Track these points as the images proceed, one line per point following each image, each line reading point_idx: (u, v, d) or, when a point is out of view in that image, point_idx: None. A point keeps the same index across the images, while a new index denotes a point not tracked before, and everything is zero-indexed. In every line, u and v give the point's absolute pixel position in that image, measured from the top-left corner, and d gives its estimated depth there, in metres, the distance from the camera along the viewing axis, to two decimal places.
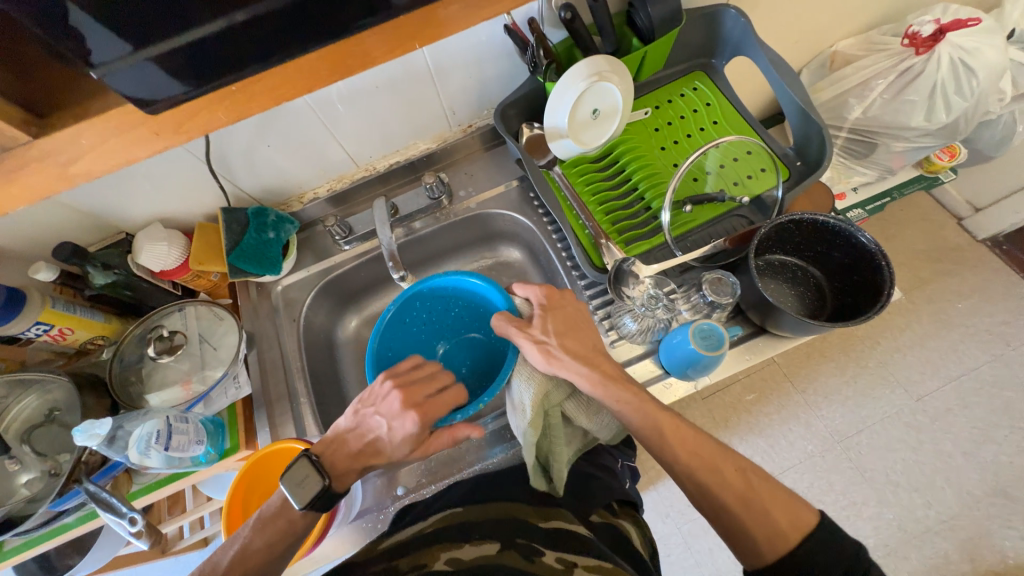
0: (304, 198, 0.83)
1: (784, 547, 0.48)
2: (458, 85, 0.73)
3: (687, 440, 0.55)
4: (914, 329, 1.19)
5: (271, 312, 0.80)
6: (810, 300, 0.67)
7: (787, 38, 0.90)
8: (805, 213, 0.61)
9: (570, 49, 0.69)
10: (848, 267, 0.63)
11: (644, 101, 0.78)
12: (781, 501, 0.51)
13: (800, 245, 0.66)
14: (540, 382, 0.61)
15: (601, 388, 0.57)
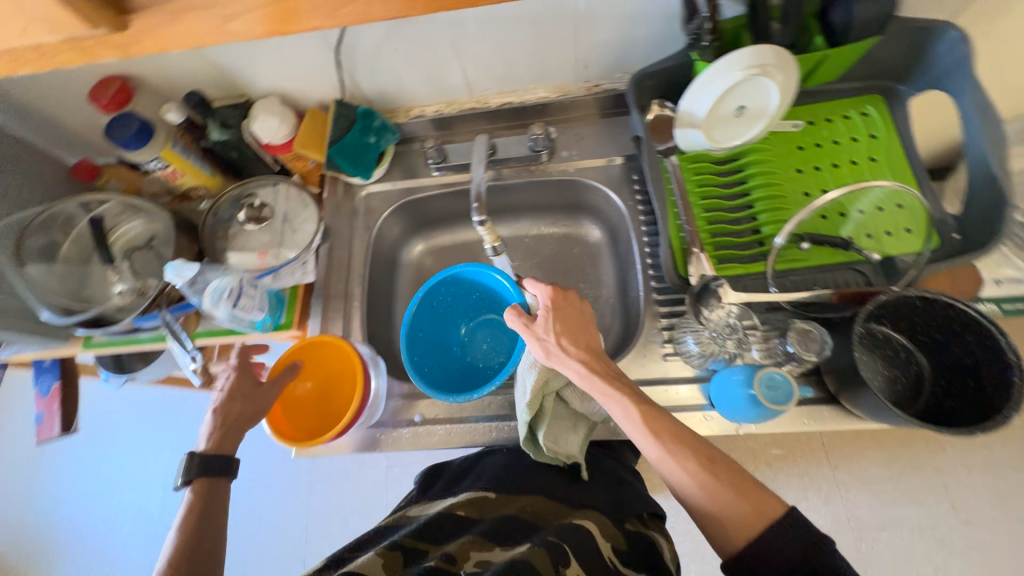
0: (410, 112, 0.82)
1: (750, 536, 0.46)
2: (601, 37, 0.67)
3: (657, 421, 0.52)
4: (995, 452, 1.05)
5: (350, 214, 0.83)
6: (902, 389, 0.58)
7: (1002, 86, 0.74)
8: (943, 295, 0.52)
9: (740, 30, 0.61)
10: (965, 369, 0.55)
11: (798, 112, 0.68)
12: (752, 491, 0.48)
13: (919, 326, 0.57)
14: (541, 367, 0.64)
15: (593, 383, 0.56)
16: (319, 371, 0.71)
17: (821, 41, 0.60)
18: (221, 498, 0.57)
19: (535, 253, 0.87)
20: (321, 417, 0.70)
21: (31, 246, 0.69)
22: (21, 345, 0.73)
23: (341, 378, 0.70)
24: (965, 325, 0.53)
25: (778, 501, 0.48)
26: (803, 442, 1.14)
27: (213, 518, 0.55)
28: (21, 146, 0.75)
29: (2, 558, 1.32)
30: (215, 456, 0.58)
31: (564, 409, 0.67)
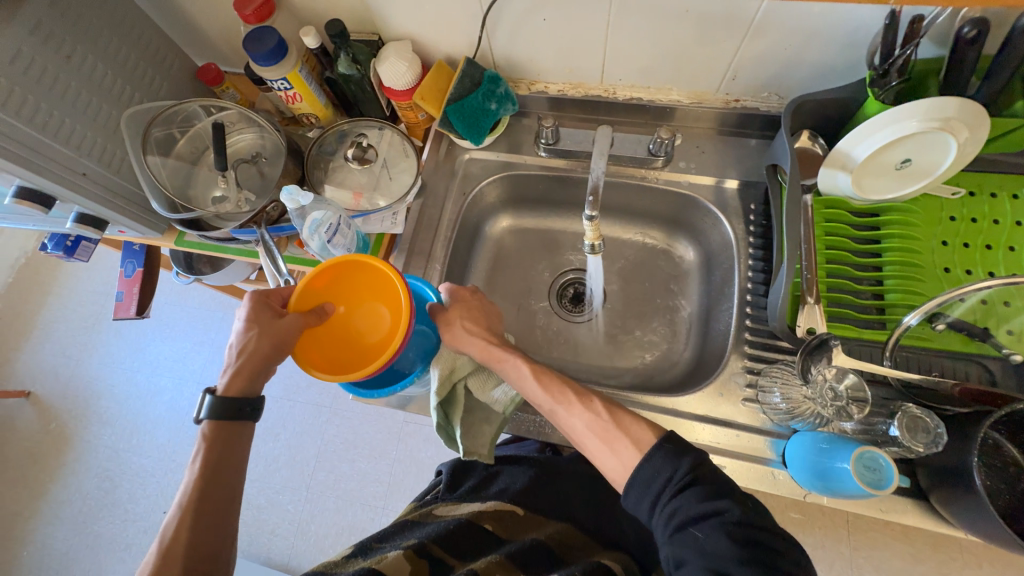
0: (533, 86, 0.79)
1: (630, 462, 0.49)
2: (765, 49, 0.62)
3: (542, 371, 0.58)
4: None
5: (448, 175, 0.82)
6: (1004, 502, 0.52)
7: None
8: None
9: (931, 74, 0.55)
10: None
11: (960, 178, 0.62)
12: (630, 426, 0.52)
13: None
14: (445, 358, 0.63)
15: (492, 355, 0.59)
16: (350, 298, 0.61)
17: (1021, 108, 0.53)
18: (239, 442, 0.57)
19: (618, 257, 0.84)
20: (345, 353, 0.59)
21: (152, 136, 0.71)
22: (124, 227, 0.76)
23: (379, 307, 0.60)
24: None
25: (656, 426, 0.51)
26: (825, 513, 1.09)
27: (230, 463, 0.55)
28: (161, 37, 0.77)
29: (49, 407, 1.44)
30: (237, 398, 0.56)
31: (473, 403, 0.65)
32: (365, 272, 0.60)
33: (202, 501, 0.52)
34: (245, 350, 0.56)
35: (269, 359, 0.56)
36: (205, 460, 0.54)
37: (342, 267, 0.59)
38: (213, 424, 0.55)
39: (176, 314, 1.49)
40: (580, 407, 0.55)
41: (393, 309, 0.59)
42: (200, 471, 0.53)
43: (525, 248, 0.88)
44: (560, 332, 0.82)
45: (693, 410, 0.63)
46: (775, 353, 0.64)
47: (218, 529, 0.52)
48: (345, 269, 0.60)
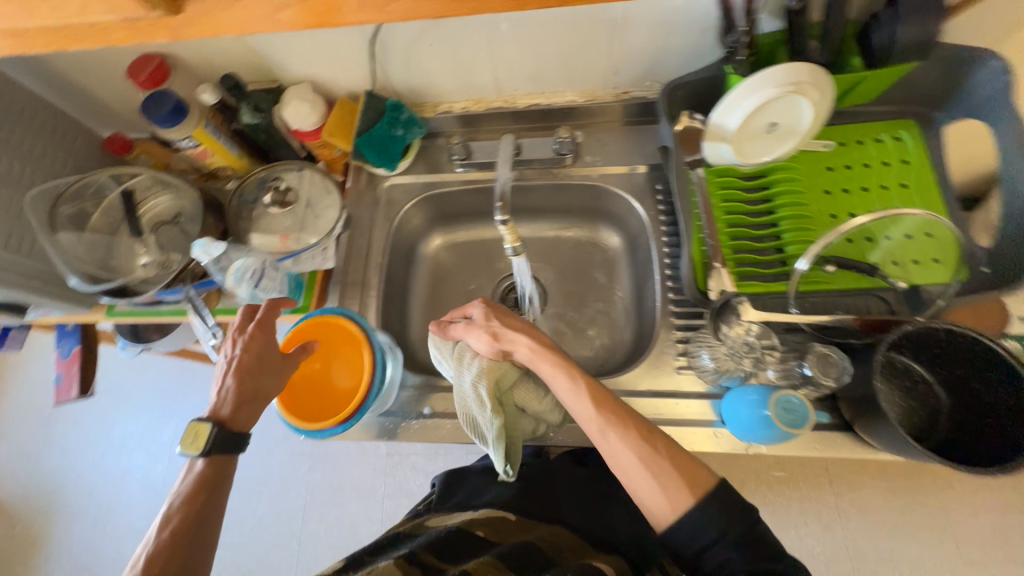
0: (438, 108, 0.82)
1: (682, 506, 0.49)
2: (635, 43, 0.67)
3: (601, 393, 0.57)
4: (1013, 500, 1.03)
5: (372, 204, 0.83)
6: (915, 421, 0.58)
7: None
8: (970, 330, 0.51)
9: (777, 45, 0.60)
10: (987, 406, 0.54)
11: (830, 132, 0.68)
12: (681, 464, 0.52)
13: (939, 360, 0.57)
14: (491, 373, 0.64)
15: (543, 357, 0.61)
16: (325, 356, 0.69)
17: (860, 62, 0.59)
18: (225, 485, 0.57)
19: (552, 256, 0.87)
20: (313, 401, 0.66)
21: (61, 213, 0.71)
22: (47, 309, 0.75)
23: (343, 363, 0.68)
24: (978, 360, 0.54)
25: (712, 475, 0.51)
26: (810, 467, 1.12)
27: (214, 506, 0.55)
28: (60, 115, 0.77)
29: (9, 511, 1.36)
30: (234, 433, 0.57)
31: (518, 416, 0.66)
32: (335, 333, 0.69)
33: (188, 539, 0.52)
34: (242, 390, 0.59)
35: (259, 392, 0.60)
36: (193, 498, 0.54)
37: (327, 326, 0.69)
38: (209, 463, 0.56)
39: (134, 390, 1.44)
40: (640, 437, 0.54)
41: (357, 367, 0.67)
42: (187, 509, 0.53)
43: (463, 261, 0.90)
44: None
45: (635, 386, 0.66)
46: (699, 319, 0.68)
47: (196, 562, 0.52)
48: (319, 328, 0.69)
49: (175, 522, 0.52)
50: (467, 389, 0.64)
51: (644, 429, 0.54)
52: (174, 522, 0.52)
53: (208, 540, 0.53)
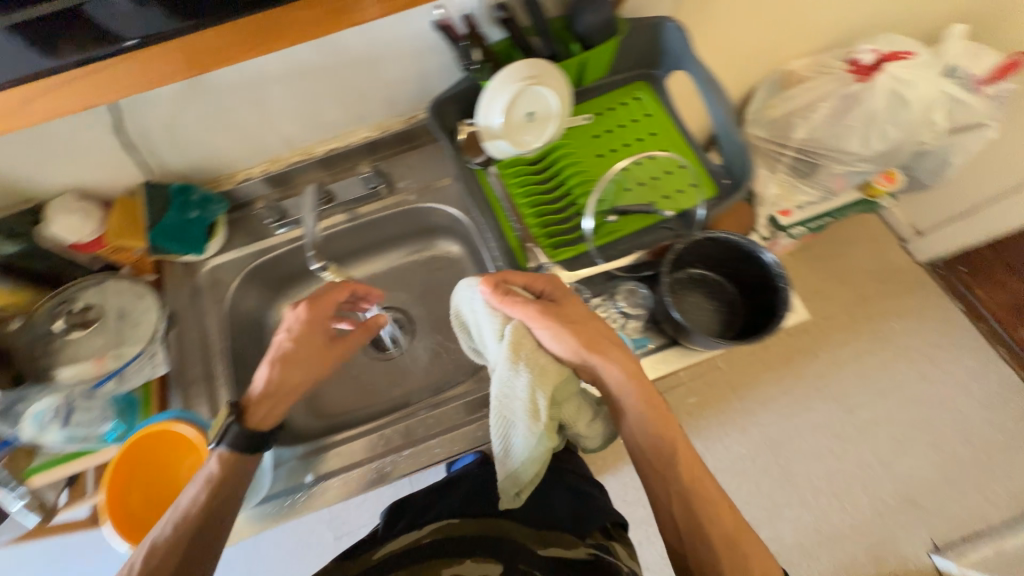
0: (236, 177, 0.81)
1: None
2: (394, 73, 0.72)
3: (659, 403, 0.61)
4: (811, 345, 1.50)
5: (195, 292, 0.77)
6: (720, 316, 0.72)
7: (726, 50, 0.95)
8: (717, 233, 0.66)
9: (509, 49, 0.68)
10: (757, 284, 0.70)
11: (586, 107, 0.79)
12: (721, 504, 0.57)
13: (716, 263, 0.72)
14: (552, 378, 0.58)
15: (638, 387, 0.60)
16: (167, 471, 0.64)
17: (576, 46, 0.70)
18: (243, 479, 0.59)
19: (408, 282, 0.89)
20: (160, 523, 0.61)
21: None
22: None
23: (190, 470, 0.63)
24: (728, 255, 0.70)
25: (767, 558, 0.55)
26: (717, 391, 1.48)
27: (234, 499, 0.58)
28: None
29: None
30: (256, 433, 0.59)
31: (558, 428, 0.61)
32: (173, 441, 0.64)
33: (191, 545, 0.54)
34: (274, 382, 0.61)
35: (287, 394, 0.62)
36: (211, 493, 0.56)
37: (155, 434, 0.64)
38: (227, 457, 0.58)
39: None
40: (692, 470, 0.59)
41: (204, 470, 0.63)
42: (207, 502, 0.56)
43: None
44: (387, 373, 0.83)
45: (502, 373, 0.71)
46: None
47: (206, 549, 0.55)
48: (151, 444, 0.63)
49: (189, 520, 0.55)
50: (519, 396, 0.57)
51: (698, 464, 0.59)
52: (184, 522, 0.54)
53: (214, 544, 0.56)
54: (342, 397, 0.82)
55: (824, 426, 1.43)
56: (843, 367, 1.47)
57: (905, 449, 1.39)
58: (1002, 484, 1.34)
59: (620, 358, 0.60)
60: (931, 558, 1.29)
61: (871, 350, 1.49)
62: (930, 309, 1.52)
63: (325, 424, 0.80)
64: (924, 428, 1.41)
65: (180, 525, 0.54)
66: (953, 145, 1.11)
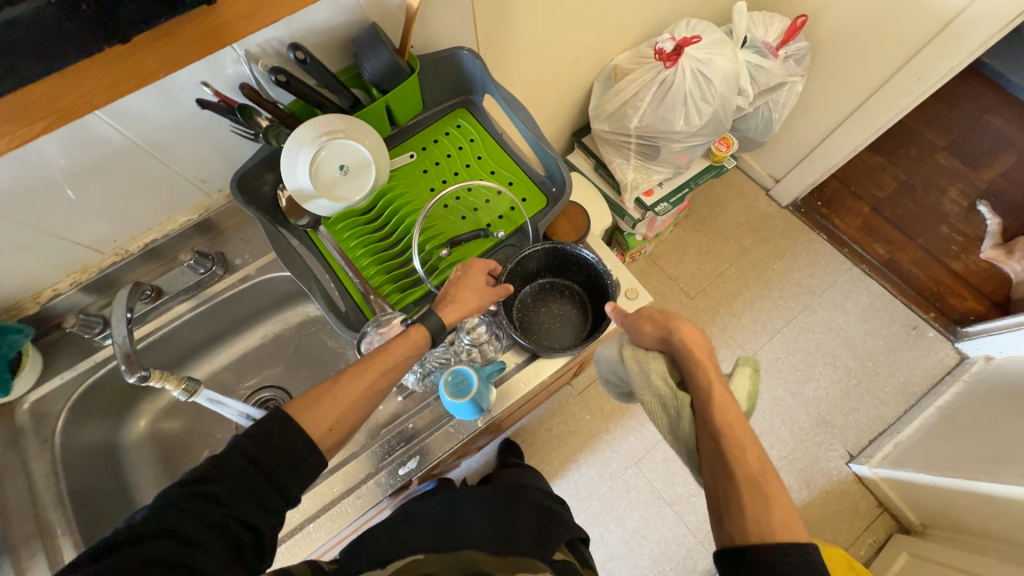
0: (41, 297, 0.72)
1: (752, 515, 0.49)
2: (191, 154, 0.68)
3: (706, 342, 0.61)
4: (711, 303, 1.62)
5: (14, 436, 0.68)
6: (576, 314, 0.81)
7: (541, 62, 1.00)
8: (532, 245, 0.75)
9: (300, 106, 0.67)
10: (589, 276, 0.78)
11: (409, 145, 0.79)
12: (746, 441, 0.53)
13: (553, 270, 0.81)
14: (656, 369, 0.60)
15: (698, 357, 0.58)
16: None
17: (375, 92, 0.70)
18: (402, 363, 0.58)
19: (278, 356, 0.86)
20: None
21: None
22: None
23: None
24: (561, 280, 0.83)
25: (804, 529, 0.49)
26: None
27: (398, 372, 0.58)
28: None
29: None
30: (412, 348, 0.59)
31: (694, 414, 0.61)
32: None
33: (347, 416, 0.54)
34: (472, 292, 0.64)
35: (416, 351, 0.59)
36: (387, 358, 0.57)
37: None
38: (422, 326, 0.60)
39: None
40: (720, 408, 0.55)
41: None
42: (390, 358, 0.58)
43: (190, 417, 0.82)
44: None
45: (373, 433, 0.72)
46: None
47: (348, 417, 0.54)
48: None
49: (354, 389, 0.55)
50: (653, 394, 0.60)
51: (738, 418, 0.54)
52: (357, 382, 0.56)
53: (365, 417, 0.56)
54: None
55: None
56: (742, 316, 1.60)
57: (807, 375, 1.53)
58: (890, 384, 1.51)
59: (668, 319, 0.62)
60: (849, 467, 1.42)
61: (760, 294, 1.63)
62: (801, 246, 1.69)
63: None
64: (818, 353, 1.56)
65: (353, 382, 0.55)
66: (768, 104, 1.23)
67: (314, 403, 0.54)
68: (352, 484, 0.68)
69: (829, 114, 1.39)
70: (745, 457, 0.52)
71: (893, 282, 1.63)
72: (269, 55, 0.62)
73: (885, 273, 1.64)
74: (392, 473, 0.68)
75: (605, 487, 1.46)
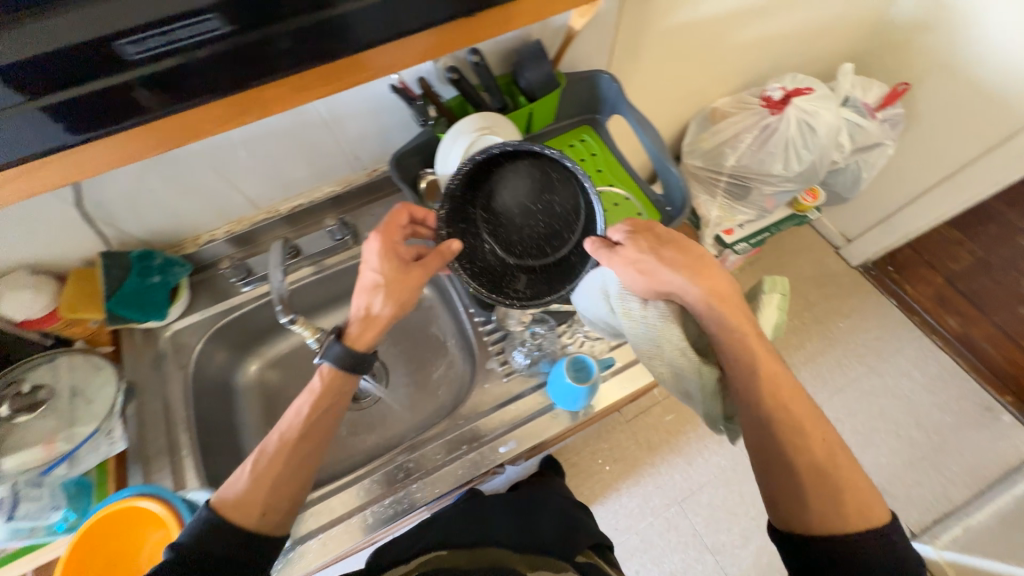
0: (200, 240, 0.81)
1: (822, 488, 0.52)
2: (356, 132, 0.76)
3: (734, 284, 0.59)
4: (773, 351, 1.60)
5: (157, 360, 0.75)
6: (521, 220, 0.64)
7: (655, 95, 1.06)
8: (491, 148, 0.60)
9: (460, 103, 0.74)
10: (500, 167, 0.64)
11: (537, 151, 0.86)
12: (802, 412, 0.56)
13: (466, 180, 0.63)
14: (665, 319, 0.59)
15: (712, 309, 0.58)
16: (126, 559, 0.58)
17: (523, 99, 0.77)
18: (319, 422, 0.60)
19: (379, 328, 0.91)
20: None
21: None
22: None
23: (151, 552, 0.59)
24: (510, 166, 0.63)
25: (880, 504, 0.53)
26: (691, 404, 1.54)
27: (317, 433, 0.59)
28: None
29: None
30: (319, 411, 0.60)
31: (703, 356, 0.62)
32: (127, 520, 0.59)
33: (271, 492, 0.56)
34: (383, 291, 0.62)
35: (329, 412, 0.60)
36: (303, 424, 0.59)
37: (118, 515, 0.59)
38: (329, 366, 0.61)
39: None
40: (774, 390, 0.56)
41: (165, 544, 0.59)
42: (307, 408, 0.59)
43: (294, 372, 0.88)
44: (359, 427, 0.83)
45: (474, 411, 0.75)
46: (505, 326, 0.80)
47: (274, 489, 0.56)
48: (107, 525, 0.59)
49: (276, 461, 0.57)
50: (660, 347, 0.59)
51: (779, 374, 0.56)
52: (277, 445, 0.58)
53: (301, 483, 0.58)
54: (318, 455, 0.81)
55: None
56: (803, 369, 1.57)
57: (867, 441, 1.47)
58: (958, 464, 1.43)
59: (676, 253, 0.59)
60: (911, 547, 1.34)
61: (823, 350, 1.60)
62: (868, 307, 1.66)
63: None
64: (882, 419, 1.50)
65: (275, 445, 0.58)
66: (860, 162, 1.26)
67: (238, 485, 0.55)
68: (454, 453, 0.71)
69: (916, 181, 1.40)
70: (812, 447, 0.54)
71: (964, 357, 1.58)
72: (448, 57, 0.70)
73: (954, 347, 1.60)
74: (492, 450, 0.71)
75: (643, 521, 1.42)
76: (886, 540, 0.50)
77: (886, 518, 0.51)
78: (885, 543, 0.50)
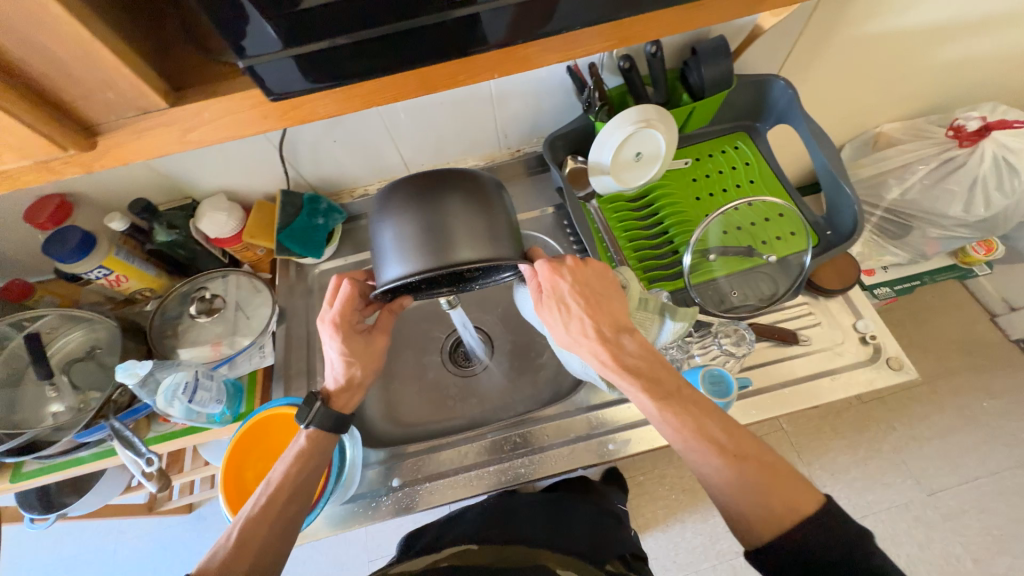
0: (354, 193, 0.88)
1: (778, 514, 0.45)
2: (513, 111, 0.79)
3: (606, 284, 0.58)
4: (890, 416, 1.40)
5: (306, 293, 0.85)
6: None
7: (819, 109, 0.97)
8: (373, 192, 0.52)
9: (622, 94, 0.73)
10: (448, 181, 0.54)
11: (686, 152, 0.83)
12: (739, 441, 0.50)
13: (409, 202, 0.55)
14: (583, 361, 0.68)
15: (620, 363, 0.54)
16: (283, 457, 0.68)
17: (686, 97, 0.75)
18: (302, 481, 0.58)
19: (489, 303, 0.92)
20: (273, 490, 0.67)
21: None
22: None
23: None
24: (441, 212, 0.50)
25: (812, 489, 0.46)
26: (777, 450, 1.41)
27: (299, 491, 0.58)
28: None
29: None
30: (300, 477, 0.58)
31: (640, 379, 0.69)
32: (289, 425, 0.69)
33: (259, 550, 0.53)
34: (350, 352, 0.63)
35: (306, 469, 0.59)
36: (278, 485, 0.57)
37: (278, 418, 0.69)
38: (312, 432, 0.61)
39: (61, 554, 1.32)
40: (700, 428, 0.50)
41: None
42: (287, 468, 0.58)
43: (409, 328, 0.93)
44: (466, 393, 0.86)
45: (588, 402, 0.76)
46: None
47: (266, 543, 0.53)
48: (271, 423, 0.69)
49: (254, 527, 0.54)
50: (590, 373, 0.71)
51: (677, 401, 0.52)
52: (254, 509, 0.55)
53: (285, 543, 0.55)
54: (419, 411, 0.85)
55: (901, 508, 1.30)
56: (926, 444, 1.36)
57: (1001, 546, 1.24)
58: None
59: (581, 295, 0.56)
60: None
61: (957, 428, 1.37)
62: None
63: (403, 434, 0.83)
64: None
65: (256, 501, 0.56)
66: None
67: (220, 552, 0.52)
68: (563, 438, 0.73)
69: None
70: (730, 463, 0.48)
71: None
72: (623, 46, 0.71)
73: None
74: (601, 443, 0.72)
75: (702, 561, 1.33)
76: (834, 532, 0.43)
77: (816, 505, 0.45)
78: (829, 530, 0.43)
